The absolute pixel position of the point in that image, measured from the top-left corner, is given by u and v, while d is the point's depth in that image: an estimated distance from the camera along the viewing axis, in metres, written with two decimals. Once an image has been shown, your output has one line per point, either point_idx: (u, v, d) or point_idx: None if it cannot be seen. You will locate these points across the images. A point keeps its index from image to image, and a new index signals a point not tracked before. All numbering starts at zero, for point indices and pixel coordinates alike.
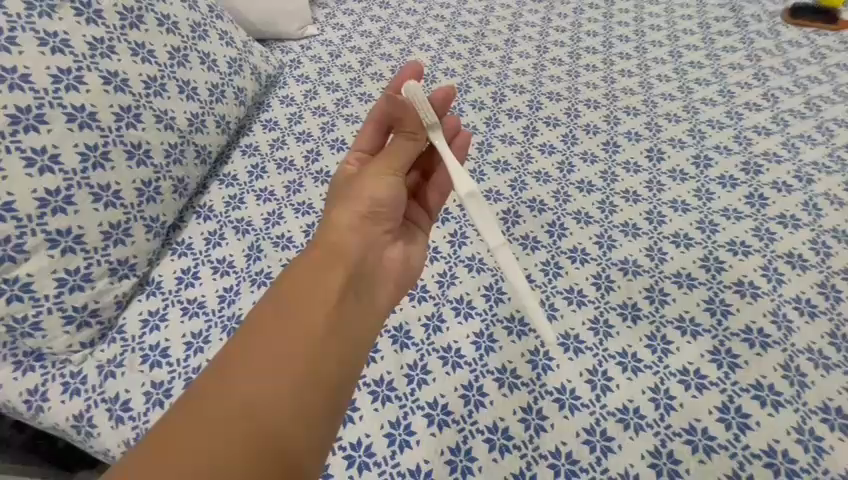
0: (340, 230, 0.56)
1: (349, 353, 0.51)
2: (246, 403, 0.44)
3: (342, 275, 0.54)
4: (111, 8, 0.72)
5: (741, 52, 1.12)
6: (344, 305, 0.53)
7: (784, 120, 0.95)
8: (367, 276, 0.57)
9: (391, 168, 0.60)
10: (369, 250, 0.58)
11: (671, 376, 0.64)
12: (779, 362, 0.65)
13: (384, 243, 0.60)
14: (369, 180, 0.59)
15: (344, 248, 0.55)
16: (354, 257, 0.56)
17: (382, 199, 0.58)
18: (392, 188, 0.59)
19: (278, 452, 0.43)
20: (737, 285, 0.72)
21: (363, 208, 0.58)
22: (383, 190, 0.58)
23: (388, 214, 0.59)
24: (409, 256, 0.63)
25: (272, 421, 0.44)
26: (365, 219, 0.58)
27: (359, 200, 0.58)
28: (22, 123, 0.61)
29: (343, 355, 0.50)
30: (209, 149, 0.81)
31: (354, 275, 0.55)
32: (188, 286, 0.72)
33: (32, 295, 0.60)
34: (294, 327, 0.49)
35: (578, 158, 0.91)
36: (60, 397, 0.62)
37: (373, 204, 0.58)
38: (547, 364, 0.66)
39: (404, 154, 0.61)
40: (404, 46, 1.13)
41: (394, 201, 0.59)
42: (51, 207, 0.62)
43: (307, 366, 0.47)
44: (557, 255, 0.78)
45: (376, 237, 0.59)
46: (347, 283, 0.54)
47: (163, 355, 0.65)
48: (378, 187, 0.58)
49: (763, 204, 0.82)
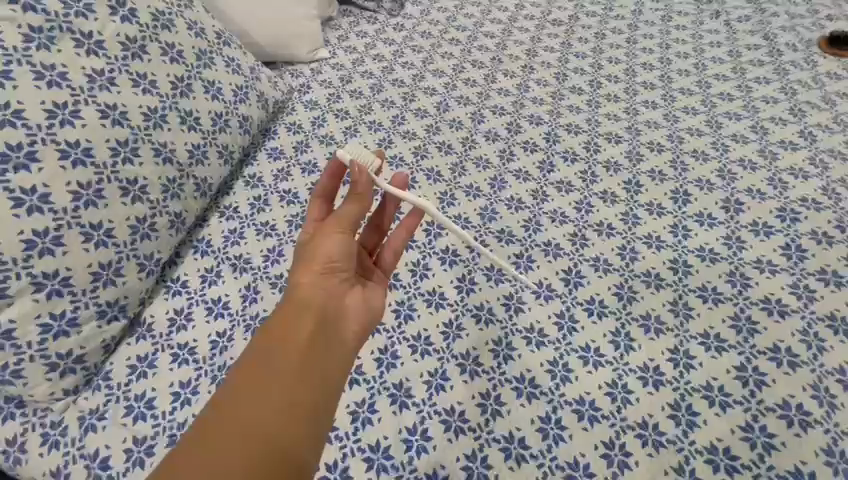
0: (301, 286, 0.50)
1: (331, 365, 0.47)
2: (235, 422, 0.41)
3: (313, 301, 0.49)
4: (113, 39, 0.70)
5: (775, 84, 1.05)
6: (319, 323, 0.49)
7: (823, 162, 0.89)
8: (339, 304, 0.52)
9: (341, 220, 0.54)
10: (332, 297, 0.51)
11: (696, 454, 0.59)
12: (820, 446, 0.59)
13: (346, 288, 0.54)
14: (320, 236, 0.53)
15: (308, 288, 0.50)
16: (316, 298, 0.50)
17: (335, 246, 0.53)
18: (342, 244, 0.53)
19: (274, 463, 0.40)
20: (772, 351, 0.66)
21: (317, 257, 0.52)
22: (335, 241, 0.53)
23: (344, 264, 0.53)
24: (369, 302, 0.56)
25: (263, 437, 0.41)
26: (322, 275, 0.52)
27: (310, 257, 0.52)
28: (12, 161, 0.58)
29: (324, 368, 0.47)
30: (211, 182, 0.78)
31: (323, 307, 0.50)
32: (181, 329, 0.69)
33: (13, 343, 0.57)
34: (276, 352, 0.45)
35: (597, 198, 0.86)
36: (39, 449, 0.59)
37: (326, 262, 0.52)
38: (558, 434, 0.61)
39: (354, 208, 0.55)
40: (417, 71, 1.09)
41: (347, 256, 0.54)
42: (38, 249, 0.59)
43: (290, 382, 0.44)
44: (573, 307, 0.72)
45: (336, 285, 0.52)
46: (319, 309, 0.50)
47: (148, 407, 0.62)
48: (330, 244, 0.53)
49: (800, 257, 0.76)
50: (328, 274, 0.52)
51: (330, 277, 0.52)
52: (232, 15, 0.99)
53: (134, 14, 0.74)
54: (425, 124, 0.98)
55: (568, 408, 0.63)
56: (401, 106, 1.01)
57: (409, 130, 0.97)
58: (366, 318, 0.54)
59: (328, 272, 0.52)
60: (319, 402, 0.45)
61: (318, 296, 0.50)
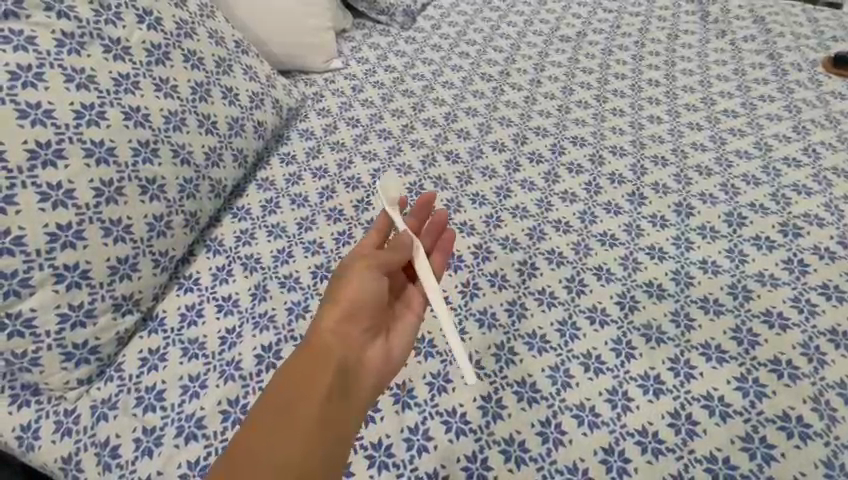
0: (334, 324, 0.52)
1: (338, 409, 0.47)
2: (255, 447, 0.44)
3: (337, 340, 0.51)
4: (139, 45, 0.74)
5: (779, 102, 1.07)
6: (336, 368, 0.49)
7: (826, 179, 0.90)
8: (361, 348, 0.52)
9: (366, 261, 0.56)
10: (355, 340, 0.52)
11: (695, 462, 0.59)
12: (820, 459, 0.59)
13: (369, 334, 0.54)
14: (352, 276, 0.55)
15: (333, 326, 0.51)
16: (335, 342, 0.51)
17: (363, 288, 0.54)
18: (368, 283, 0.55)
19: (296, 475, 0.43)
20: (773, 363, 0.67)
21: (343, 293, 0.53)
22: (362, 281, 0.55)
23: (368, 310, 0.54)
24: (391, 348, 0.55)
25: (283, 458, 0.43)
26: (349, 314, 0.53)
27: (340, 296, 0.53)
28: (40, 158, 0.61)
29: (331, 411, 0.47)
30: (225, 183, 0.81)
31: (346, 347, 0.51)
32: (191, 324, 0.71)
33: (33, 331, 0.60)
34: (307, 381, 0.48)
35: (601, 209, 0.87)
36: (52, 436, 0.61)
37: (354, 301, 0.53)
38: (557, 438, 0.62)
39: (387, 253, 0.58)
40: (428, 83, 1.12)
41: (374, 296, 0.55)
42: (61, 242, 0.61)
43: (297, 420, 0.45)
44: (575, 314, 0.73)
45: (356, 332, 0.53)
46: (338, 354, 0.50)
47: (158, 398, 0.64)
48: (358, 285, 0.54)
49: (803, 271, 0.77)
50: (351, 319, 0.53)
51: (354, 321, 0.53)
52: (248, 24, 1.03)
53: (159, 23, 0.77)
54: (433, 134, 1.00)
55: (568, 413, 0.64)
56: (410, 116, 1.04)
57: (418, 139, 0.99)
58: (385, 368, 0.54)
59: (352, 316, 0.53)
60: (340, 427, 0.47)
61: (339, 340, 0.51)
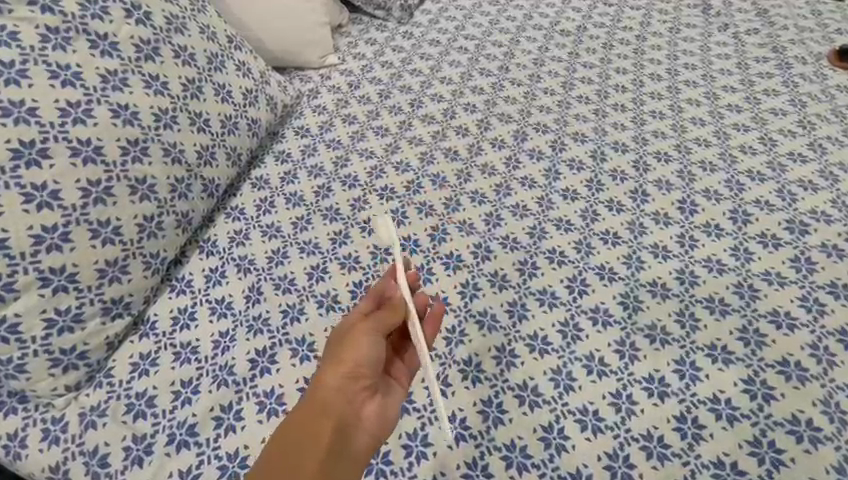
0: (335, 385, 0.47)
1: (335, 469, 0.43)
2: None
3: (337, 396, 0.47)
4: (127, 41, 0.72)
5: (783, 97, 1.05)
6: (336, 423, 0.45)
7: (832, 174, 0.88)
8: (360, 406, 0.48)
9: (369, 325, 0.51)
10: (356, 399, 0.48)
11: (703, 468, 0.58)
12: (831, 464, 0.57)
13: (369, 395, 0.49)
14: (354, 338, 0.50)
15: (334, 384, 0.47)
16: (336, 399, 0.47)
17: (365, 351, 0.50)
18: (371, 347, 0.50)
19: None
20: (781, 364, 0.65)
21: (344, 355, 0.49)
22: (364, 345, 0.50)
23: (371, 370, 0.50)
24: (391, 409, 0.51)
25: None
26: (351, 374, 0.48)
27: (341, 357, 0.49)
28: (24, 158, 0.60)
29: (330, 468, 0.43)
30: (218, 182, 0.79)
31: (347, 405, 0.47)
32: (184, 328, 0.69)
33: (18, 337, 0.58)
34: (308, 437, 0.44)
35: (603, 207, 0.85)
36: (39, 445, 0.59)
37: (356, 364, 0.49)
38: (560, 444, 0.60)
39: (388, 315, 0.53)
40: (425, 78, 1.10)
41: (375, 360, 0.50)
42: (47, 244, 0.60)
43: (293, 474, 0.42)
44: (577, 315, 0.71)
45: (357, 389, 0.48)
46: (339, 412, 0.46)
47: (149, 405, 0.62)
48: (362, 348, 0.49)
49: (810, 269, 0.75)
50: (353, 377, 0.48)
51: (357, 379, 0.49)
52: (247, 23, 1.01)
53: (148, 17, 0.75)
54: (431, 131, 0.98)
55: (572, 417, 0.62)
56: (408, 112, 1.02)
57: (415, 136, 0.97)
58: (384, 428, 0.49)
59: (355, 374, 0.48)
60: None
61: (339, 398, 0.47)
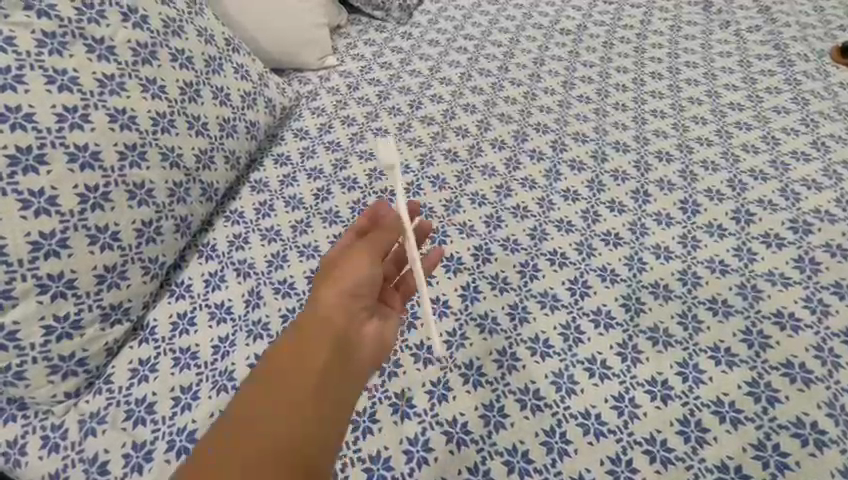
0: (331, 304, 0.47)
1: (335, 384, 0.43)
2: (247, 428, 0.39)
3: (333, 315, 0.47)
4: (124, 45, 0.71)
5: (786, 94, 1.04)
6: (333, 341, 0.45)
7: (836, 173, 0.87)
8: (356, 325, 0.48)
9: (362, 252, 0.52)
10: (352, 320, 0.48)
11: (706, 472, 0.57)
12: (837, 467, 0.57)
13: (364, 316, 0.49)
14: (347, 263, 0.51)
15: (330, 303, 0.47)
16: (332, 317, 0.46)
17: (360, 273, 0.50)
18: (365, 271, 0.51)
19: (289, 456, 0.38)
20: (785, 366, 0.64)
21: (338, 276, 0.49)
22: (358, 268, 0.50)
23: (366, 292, 0.50)
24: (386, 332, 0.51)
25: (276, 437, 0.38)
26: (347, 294, 0.49)
27: (335, 280, 0.49)
28: (21, 164, 0.59)
29: (329, 384, 0.42)
30: (217, 186, 0.78)
31: (344, 324, 0.47)
32: (183, 333, 0.68)
33: (16, 344, 0.58)
34: (304, 355, 0.43)
35: (604, 207, 0.84)
36: (39, 452, 0.59)
37: (352, 285, 0.49)
38: (563, 448, 0.60)
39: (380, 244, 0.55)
40: (424, 79, 1.09)
41: (370, 283, 0.51)
42: (44, 251, 0.59)
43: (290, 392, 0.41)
44: (578, 317, 0.71)
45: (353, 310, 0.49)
46: (336, 329, 0.46)
47: (148, 411, 0.62)
48: (356, 270, 0.50)
49: (814, 270, 0.74)
50: (348, 298, 0.49)
51: (351, 301, 0.49)
52: (245, 25, 1.01)
53: (145, 21, 0.74)
54: (431, 132, 0.98)
55: (574, 421, 0.61)
56: (407, 114, 1.01)
57: (415, 137, 0.96)
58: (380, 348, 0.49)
59: (350, 295, 0.49)
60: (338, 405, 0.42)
61: (336, 316, 0.47)
